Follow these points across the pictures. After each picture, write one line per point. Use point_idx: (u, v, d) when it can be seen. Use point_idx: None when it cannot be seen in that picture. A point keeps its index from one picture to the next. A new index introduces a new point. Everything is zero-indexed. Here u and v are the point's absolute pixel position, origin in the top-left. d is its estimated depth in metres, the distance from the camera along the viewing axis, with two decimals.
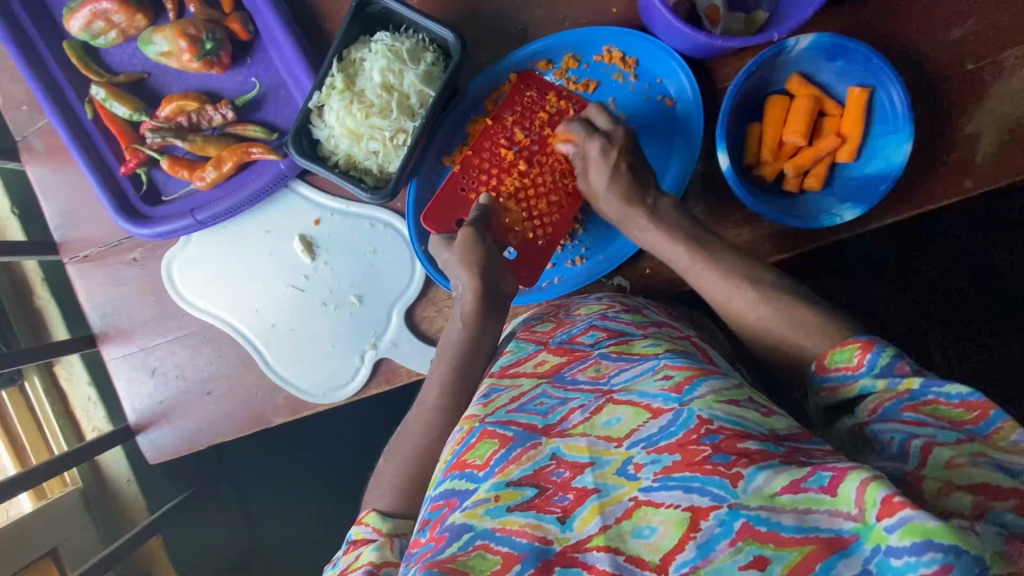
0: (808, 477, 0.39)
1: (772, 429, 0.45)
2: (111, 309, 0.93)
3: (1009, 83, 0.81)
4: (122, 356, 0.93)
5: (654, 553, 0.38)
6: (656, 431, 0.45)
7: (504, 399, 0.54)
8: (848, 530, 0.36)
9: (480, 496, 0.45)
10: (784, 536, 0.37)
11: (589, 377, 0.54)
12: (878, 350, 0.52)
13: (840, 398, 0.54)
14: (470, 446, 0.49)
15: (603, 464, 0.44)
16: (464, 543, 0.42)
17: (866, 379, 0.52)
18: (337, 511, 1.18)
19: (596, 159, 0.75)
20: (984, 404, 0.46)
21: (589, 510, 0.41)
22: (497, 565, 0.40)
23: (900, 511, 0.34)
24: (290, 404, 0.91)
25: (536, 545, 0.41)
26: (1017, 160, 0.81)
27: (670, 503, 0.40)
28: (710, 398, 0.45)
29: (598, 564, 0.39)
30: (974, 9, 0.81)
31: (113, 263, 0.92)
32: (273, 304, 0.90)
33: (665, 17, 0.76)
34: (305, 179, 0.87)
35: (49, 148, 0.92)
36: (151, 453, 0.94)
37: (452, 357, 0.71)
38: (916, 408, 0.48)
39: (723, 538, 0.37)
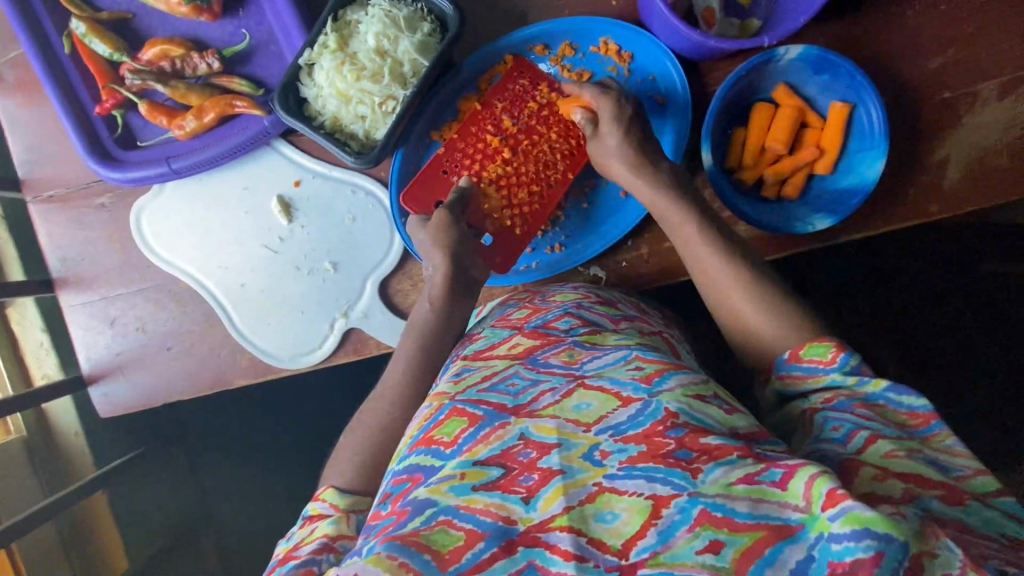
0: (762, 472, 0.39)
1: (733, 428, 0.44)
2: (72, 254, 0.90)
3: (979, 115, 0.84)
4: (81, 303, 0.90)
5: (615, 537, 0.37)
6: (625, 420, 0.44)
7: (476, 377, 0.52)
8: (796, 519, 0.36)
9: (446, 472, 0.42)
10: (737, 521, 0.36)
11: (561, 361, 0.51)
12: (852, 352, 0.54)
13: (803, 386, 0.55)
14: (437, 422, 0.47)
15: (569, 446, 0.42)
16: (427, 518, 0.39)
17: (836, 374, 0.53)
18: (293, 482, 1.17)
19: (610, 109, 0.76)
20: (928, 414, 0.49)
21: (553, 490, 0.40)
22: (459, 541, 0.38)
23: (843, 502, 0.35)
24: (253, 367, 0.89)
25: (500, 524, 0.39)
26: (980, 189, 0.85)
27: (632, 491, 0.39)
28: (678, 391, 0.45)
29: (560, 544, 0.37)
30: (955, 40, 0.84)
31: (79, 206, 0.89)
32: (244, 264, 0.88)
33: (663, 13, 0.76)
34: (289, 138, 0.86)
35: (21, 80, 0.88)
36: (102, 406, 0.91)
37: (418, 335, 0.71)
38: (869, 407, 0.50)
39: (682, 525, 0.37)
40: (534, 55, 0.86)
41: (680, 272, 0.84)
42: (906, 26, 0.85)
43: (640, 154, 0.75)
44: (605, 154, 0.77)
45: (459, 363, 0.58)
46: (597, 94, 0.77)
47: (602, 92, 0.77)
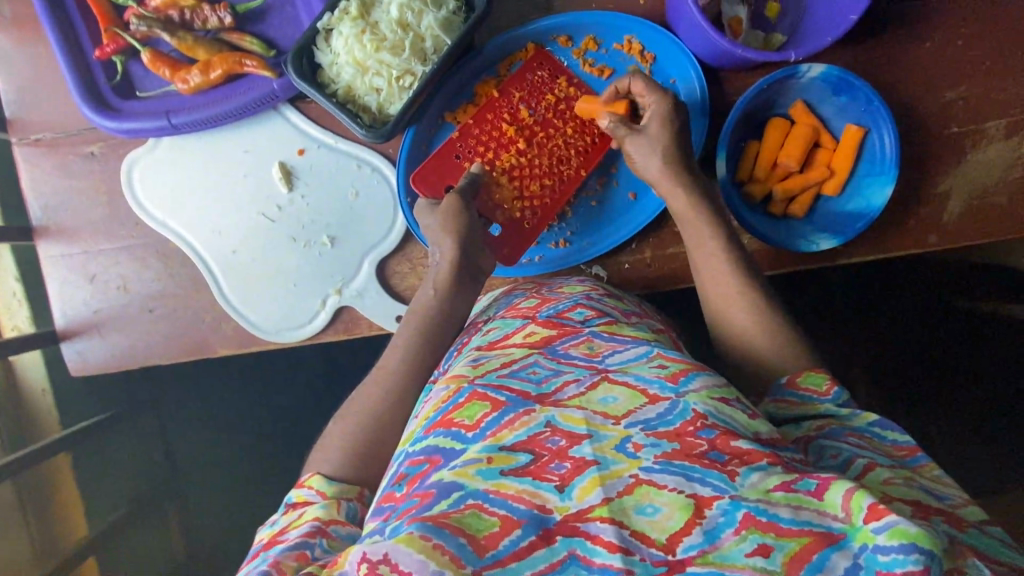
0: (796, 481, 0.40)
1: (757, 434, 0.44)
2: (56, 203, 0.86)
3: (984, 152, 0.86)
4: (61, 255, 0.86)
5: (659, 532, 0.37)
6: (654, 417, 0.43)
7: (494, 363, 0.51)
8: (837, 528, 0.37)
9: (471, 455, 0.42)
10: (783, 526, 0.37)
11: (582, 353, 0.51)
12: (843, 386, 0.56)
13: (796, 410, 0.56)
14: (457, 405, 0.46)
15: (601, 438, 0.42)
16: (455, 501, 0.39)
17: (830, 404, 0.55)
18: (266, 456, 1.16)
19: (664, 110, 0.73)
20: (913, 446, 0.51)
21: (590, 480, 0.39)
22: (494, 526, 0.37)
23: (887, 516, 0.36)
24: (237, 337, 0.86)
25: (535, 513, 0.38)
26: (977, 225, 0.87)
27: (672, 487, 0.39)
28: (703, 393, 0.45)
29: (602, 535, 0.37)
30: (969, 76, 0.85)
31: (67, 153, 0.85)
32: (238, 230, 0.85)
33: (693, 17, 0.75)
34: (296, 105, 0.83)
35: (15, 14, 0.83)
36: (74, 364, 0.87)
37: (418, 323, 0.69)
38: (859, 436, 0.51)
39: (727, 527, 0.37)
40: (556, 45, 0.84)
41: (682, 279, 0.84)
42: (923, 56, 0.85)
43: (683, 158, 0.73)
44: (646, 158, 0.74)
45: (474, 351, 0.57)
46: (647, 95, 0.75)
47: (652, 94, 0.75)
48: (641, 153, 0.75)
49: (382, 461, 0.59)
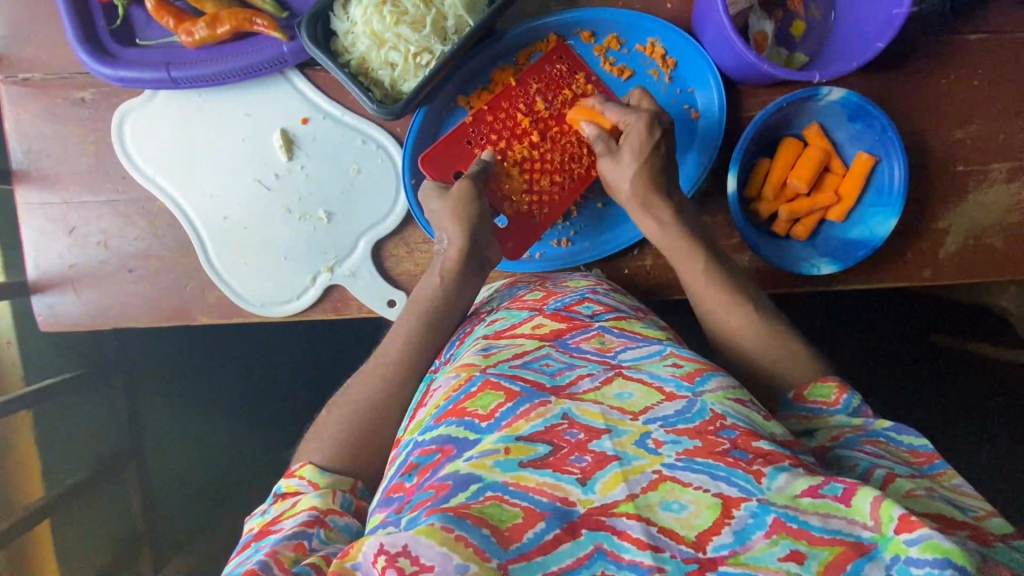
0: (823, 486, 0.39)
1: (773, 434, 0.45)
2: (39, 148, 0.81)
3: (987, 193, 0.87)
4: (39, 204, 0.82)
5: (688, 529, 0.37)
6: (672, 413, 0.44)
7: (507, 353, 0.52)
8: (866, 537, 0.36)
9: (488, 446, 0.41)
10: (814, 534, 0.36)
11: (593, 347, 0.53)
12: (853, 394, 0.58)
13: (809, 423, 0.57)
14: (469, 395, 0.46)
15: (620, 433, 0.42)
16: (474, 493, 0.38)
17: (841, 415, 0.56)
18: (238, 431, 1.15)
19: (637, 133, 0.72)
20: (930, 453, 0.50)
21: (612, 475, 0.39)
22: (518, 517, 0.37)
23: (919, 528, 0.35)
24: (220, 306, 0.83)
25: (558, 505, 0.38)
26: (972, 264, 0.88)
27: (698, 485, 0.39)
28: (720, 393, 0.46)
29: (629, 531, 0.36)
30: (980, 117, 0.86)
31: (55, 96, 0.80)
32: (232, 196, 0.81)
33: (722, 26, 0.74)
34: (305, 72, 0.80)
35: None
36: (43, 320, 0.83)
37: (423, 310, 0.68)
38: (876, 444, 0.52)
39: (758, 529, 0.36)
40: (578, 39, 0.82)
41: (681, 289, 0.83)
42: (938, 92, 0.86)
43: (656, 183, 0.73)
44: (620, 176, 0.74)
45: (482, 341, 0.57)
46: (622, 113, 0.74)
47: (627, 113, 0.73)
48: (613, 172, 0.75)
49: (365, 449, 0.58)
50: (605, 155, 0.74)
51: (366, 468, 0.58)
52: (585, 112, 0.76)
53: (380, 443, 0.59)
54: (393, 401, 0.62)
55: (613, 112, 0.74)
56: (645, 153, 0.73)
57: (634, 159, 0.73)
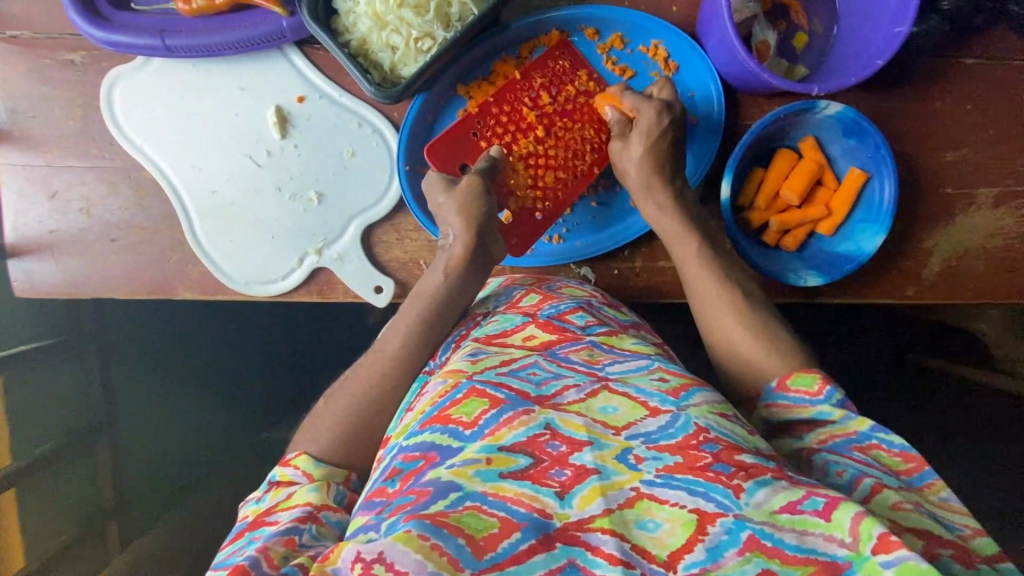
0: (804, 500, 0.40)
1: (757, 446, 0.46)
2: (24, 109, 0.79)
3: (973, 216, 0.88)
4: (22, 166, 0.79)
5: (660, 548, 0.37)
6: (655, 430, 0.44)
7: (494, 361, 0.52)
8: (842, 556, 0.37)
9: (470, 456, 0.41)
10: (787, 553, 0.37)
11: (582, 359, 0.52)
12: (835, 386, 0.57)
13: (790, 416, 0.57)
14: (454, 402, 0.46)
15: (602, 446, 0.42)
16: (452, 502, 0.38)
17: (823, 406, 0.56)
18: (218, 409, 1.15)
19: (648, 121, 0.73)
20: (919, 460, 0.51)
21: (591, 489, 0.39)
22: (494, 528, 0.37)
23: (897, 550, 0.36)
24: (203, 283, 0.81)
25: (535, 517, 0.38)
26: (954, 286, 0.89)
27: (674, 502, 0.39)
28: (703, 407, 0.46)
29: (603, 547, 0.37)
30: (970, 141, 0.87)
31: (44, 56, 0.78)
32: (221, 170, 0.80)
33: (725, 32, 0.74)
34: (303, 49, 0.78)
35: None
36: (20, 285, 0.81)
37: (422, 306, 0.67)
38: (863, 450, 0.52)
39: (731, 547, 0.37)
40: (582, 36, 0.82)
41: (668, 293, 0.83)
42: (933, 114, 0.87)
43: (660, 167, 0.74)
44: (625, 162, 0.75)
45: (473, 345, 0.58)
46: (640, 100, 0.74)
47: (644, 101, 0.74)
48: (621, 155, 0.76)
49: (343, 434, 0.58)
50: (617, 137, 0.76)
51: (342, 454, 0.57)
52: (609, 97, 0.77)
53: (359, 430, 0.59)
54: (375, 388, 0.61)
55: (630, 99, 0.75)
56: (652, 142, 0.74)
57: (640, 148, 0.74)
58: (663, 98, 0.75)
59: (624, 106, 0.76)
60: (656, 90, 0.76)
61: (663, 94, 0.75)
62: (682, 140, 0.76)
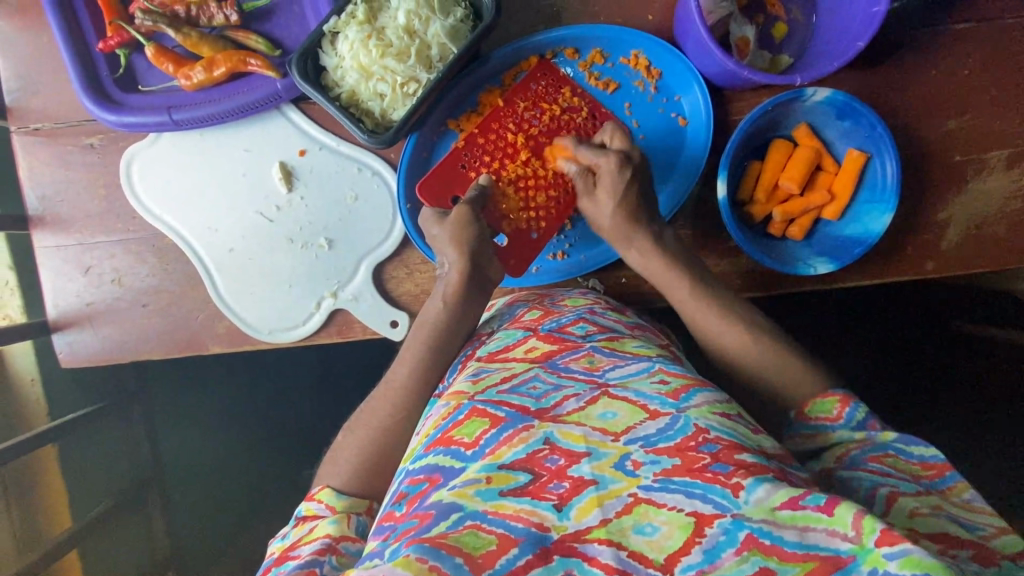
0: (805, 496, 0.40)
1: (760, 446, 0.47)
2: (52, 194, 0.85)
3: (985, 182, 0.86)
4: (55, 247, 0.85)
5: (657, 552, 0.38)
6: (654, 432, 0.45)
7: (495, 378, 0.55)
8: (845, 551, 0.37)
9: (470, 476, 0.44)
10: (787, 550, 0.37)
11: (582, 367, 0.54)
12: (854, 405, 0.58)
13: (813, 441, 0.58)
14: (457, 422, 0.49)
15: (600, 456, 0.44)
16: (454, 522, 0.40)
17: (844, 430, 0.57)
18: (258, 455, 1.17)
19: (609, 172, 0.74)
20: (940, 465, 0.51)
21: (588, 501, 0.41)
22: (491, 545, 0.39)
23: (900, 543, 0.36)
24: (230, 336, 0.85)
25: (534, 531, 0.40)
26: (975, 255, 0.87)
27: (672, 505, 0.40)
28: (705, 407, 0.47)
29: (599, 557, 0.38)
30: (972, 106, 0.85)
31: (66, 143, 0.84)
32: (235, 228, 0.84)
33: (701, 36, 0.75)
34: (300, 106, 0.83)
35: (22, 2, 0.83)
36: (64, 356, 0.86)
37: (428, 332, 0.69)
38: (881, 460, 0.52)
39: (729, 547, 0.38)
40: (562, 57, 0.84)
41: None
42: (929, 84, 0.85)
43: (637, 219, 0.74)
44: (600, 218, 0.77)
45: (476, 364, 0.60)
46: (595, 153, 0.75)
47: (600, 154, 0.75)
48: (593, 210, 0.77)
49: (369, 469, 0.60)
50: (585, 195, 0.77)
51: (372, 487, 0.60)
52: (562, 151, 0.79)
53: (384, 463, 0.61)
54: (397, 421, 0.64)
55: (586, 153, 0.77)
56: (620, 193, 0.74)
57: (610, 202, 0.75)
58: (620, 147, 0.76)
59: (581, 160, 0.77)
60: (608, 138, 0.78)
61: (616, 144, 0.76)
62: (648, 185, 0.76)
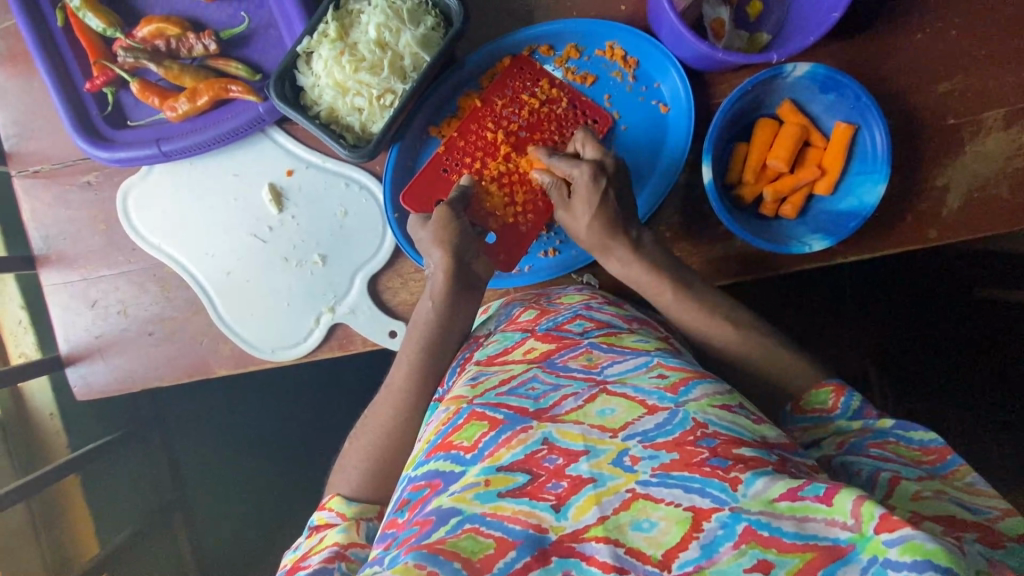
0: (805, 487, 0.40)
1: (762, 437, 0.46)
2: (55, 233, 0.88)
3: (984, 143, 0.83)
4: (62, 284, 0.88)
5: (655, 548, 0.38)
6: (652, 427, 0.45)
7: (493, 381, 0.55)
8: (844, 539, 0.37)
9: (470, 480, 0.44)
10: (785, 541, 0.37)
11: (580, 365, 0.54)
12: (850, 394, 0.58)
13: (813, 434, 0.58)
14: (457, 427, 0.49)
15: (598, 453, 0.44)
16: (452, 527, 0.41)
17: (841, 419, 0.57)
18: (274, 472, 1.20)
19: (583, 185, 0.72)
20: (941, 450, 0.50)
21: (586, 499, 0.41)
22: (490, 548, 0.39)
23: (900, 529, 0.35)
24: (236, 357, 0.87)
25: (531, 533, 0.40)
26: (981, 218, 0.83)
27: (670, 500, 0.40)
28: (704, 401, 0.47)
29: (597, 555, 0.38)
30: (962, 65, 0.83)
31: (64, 183, 0.87)
32: (232, 252, 0.86)
33: (672, 23, 0.75)
34: (284, 127, 0.84)
35: (11, 50, 0.86)
36: (78, 389, 0.89)
37: (420, 335, 0.70)
38: (881, 446, 0.52)
39: (726, 540, 0.38)
40: (539, 54, 0.84)
41: None
42: (914, 47, 0.83)
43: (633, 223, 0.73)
44: (577, 229, 0.74)
45: (474, 367, 0.60)
46: (568, 165, 0.73)
47: (574, 165, 0.73)
48: (570, 222, 0.75)
49: (372, 478, 0.61)
50: (560, 207, 0.75)
51: (377, 494, 0.61)
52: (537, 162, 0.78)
53: (388, 470, 0.62)
54: (395, 429, 0.64)
55: (560, 164, 0.75)
56: (595, 205, 0.72)
57: (585, 214, 0.72)
58: (594, 156, 0.74)
59: (556, 171, 0.76)
60: (581, 147, 0.76)
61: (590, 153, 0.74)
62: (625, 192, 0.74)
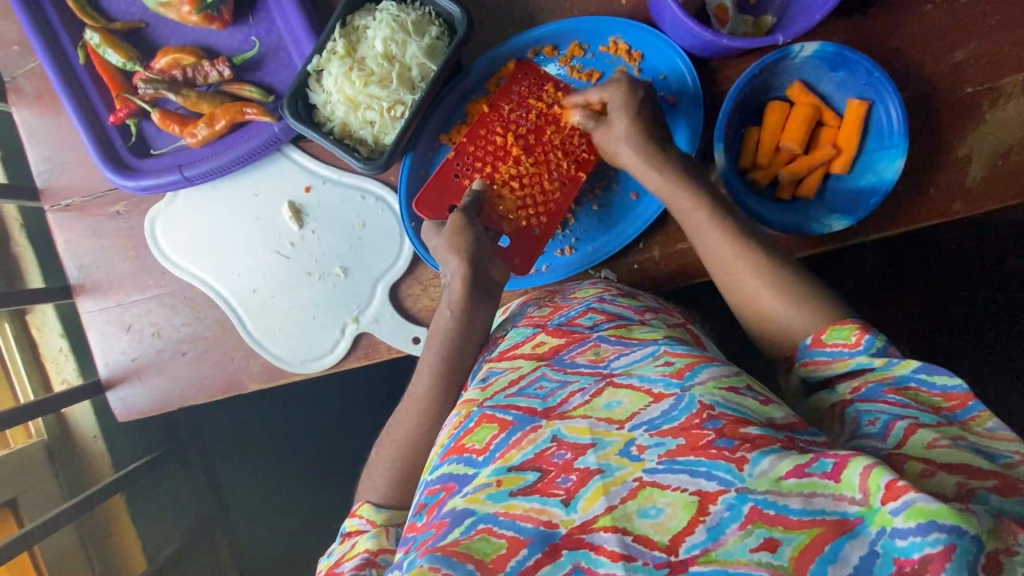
0: (812, 463, 0.40)
1: (770, 418, 0.46)
2: (89, 263, 0.91)
3: (1004, 110, 0.81)
4: (98, 310, 0.92)
5: (662, 534, 0.39)
6: (658, 415, 0.45)
7: (504, 382, 0.55)
8: (853, 513, 0.37)
9: (482, 481, 0.45)
10: (791, 518, 0.37)
11: (588, 360, 0.54)
12: (875, 334, 0.54)
13: (827, 372, 0.55)
14: (469, 431, 0.50)
15: (604, 445, 0.44)
16: (467, 528, 0.42)
17: (863, 357, 0.53)
18: (307, 486, 1.22)
19: (619, 99, 0.76)
20: (962, 396, 0.48)
21: (594, 490, 0.42)
22: (502, 548, 0.40)
23: (904, 495, 0.36)
24: (265, 371, 0.89)
25: (542, 529, 0.41)
26: (1007, 186, 0.81)
27: (676, 486, 0.40)
28: (710, 384, 0.47)
29: (605, 545, 0.39)
30: (977, 32, 0.81)
31: (94, 214, 0.91)
32: (255, 270, 0.89)
33: (673, 13, 0.75)
34: (299, 145, 0.86)
35: (39, 90, 0.90)
36: (120, 411, 0.93)
37: (439, 341, 0.70)
38: (900, 391, 0.49)
39: (732, 522, 0.38)
40: (542, 55, 0.85)
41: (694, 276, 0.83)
42: (925, 18, 0.82)
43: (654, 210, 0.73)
44: (614, 144, 0.76)
45: (487, 366, 0.61)
46: (602, 88, 0.78)
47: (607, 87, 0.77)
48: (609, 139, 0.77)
49: (404, 483, 0.62)
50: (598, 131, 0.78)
51: (409, 498, 0.62)
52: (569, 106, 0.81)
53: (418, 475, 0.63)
54: (425, 434, 0.65)
55: (594, 92, 0.79)
56: (634, 115, 0.75)
57: (624, 122, 0.75)
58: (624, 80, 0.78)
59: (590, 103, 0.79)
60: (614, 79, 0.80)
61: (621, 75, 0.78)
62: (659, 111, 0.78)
